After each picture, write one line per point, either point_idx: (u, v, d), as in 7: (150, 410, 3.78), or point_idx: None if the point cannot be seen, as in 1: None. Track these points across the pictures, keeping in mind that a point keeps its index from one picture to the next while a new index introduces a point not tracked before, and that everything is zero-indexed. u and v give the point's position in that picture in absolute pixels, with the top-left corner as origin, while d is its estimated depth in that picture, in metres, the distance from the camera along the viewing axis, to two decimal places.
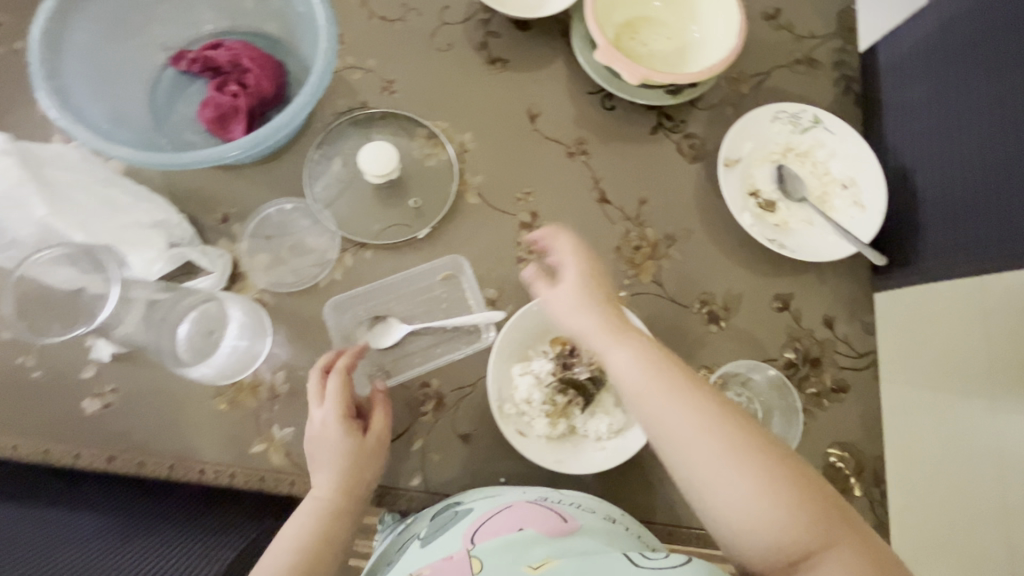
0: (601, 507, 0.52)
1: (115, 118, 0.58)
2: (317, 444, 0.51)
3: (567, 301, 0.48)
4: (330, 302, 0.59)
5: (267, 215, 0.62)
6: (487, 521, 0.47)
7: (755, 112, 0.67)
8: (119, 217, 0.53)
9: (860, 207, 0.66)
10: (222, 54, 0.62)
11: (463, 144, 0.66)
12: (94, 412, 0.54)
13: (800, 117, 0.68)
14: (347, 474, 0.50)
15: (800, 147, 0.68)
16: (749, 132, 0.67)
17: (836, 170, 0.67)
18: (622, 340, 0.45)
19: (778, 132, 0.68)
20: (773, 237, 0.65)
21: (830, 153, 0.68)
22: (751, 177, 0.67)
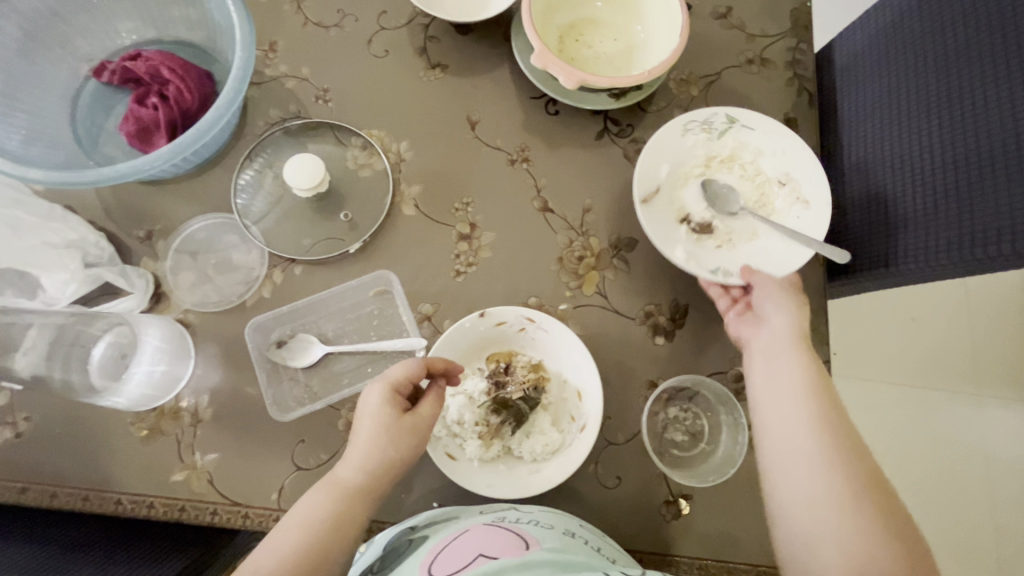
0: (559, 521, 0.49)
1: (27, 133, 0.55)
2: (359, 424, 0.49)
3: (774, 347, 0.54)
4: (251, 321, 0.57)
5: (192, 232, 0.60)
6: (447, 548, 0.46)
7: (662, 134, 0.63)
8: (24, 237, 0.50)
9: (805, 203, 0.62)
10: (140, 66, 0.59)
11: (400, 154, 0.64)
12: (4, 442, 0.52)
13: (713, 121, 0.64)
14: (380, 463, 0.47)
15: (723, 151, 0.65)
16: (663, 151, 0.63)
17: (769, 168, 0.64)
18: (805, 383, 0.52)
19: (694, 145, 0.65)
20: (716, 264, 0.61)
21: (756, 152, 0.64)
22: (678, 198, 0.64)
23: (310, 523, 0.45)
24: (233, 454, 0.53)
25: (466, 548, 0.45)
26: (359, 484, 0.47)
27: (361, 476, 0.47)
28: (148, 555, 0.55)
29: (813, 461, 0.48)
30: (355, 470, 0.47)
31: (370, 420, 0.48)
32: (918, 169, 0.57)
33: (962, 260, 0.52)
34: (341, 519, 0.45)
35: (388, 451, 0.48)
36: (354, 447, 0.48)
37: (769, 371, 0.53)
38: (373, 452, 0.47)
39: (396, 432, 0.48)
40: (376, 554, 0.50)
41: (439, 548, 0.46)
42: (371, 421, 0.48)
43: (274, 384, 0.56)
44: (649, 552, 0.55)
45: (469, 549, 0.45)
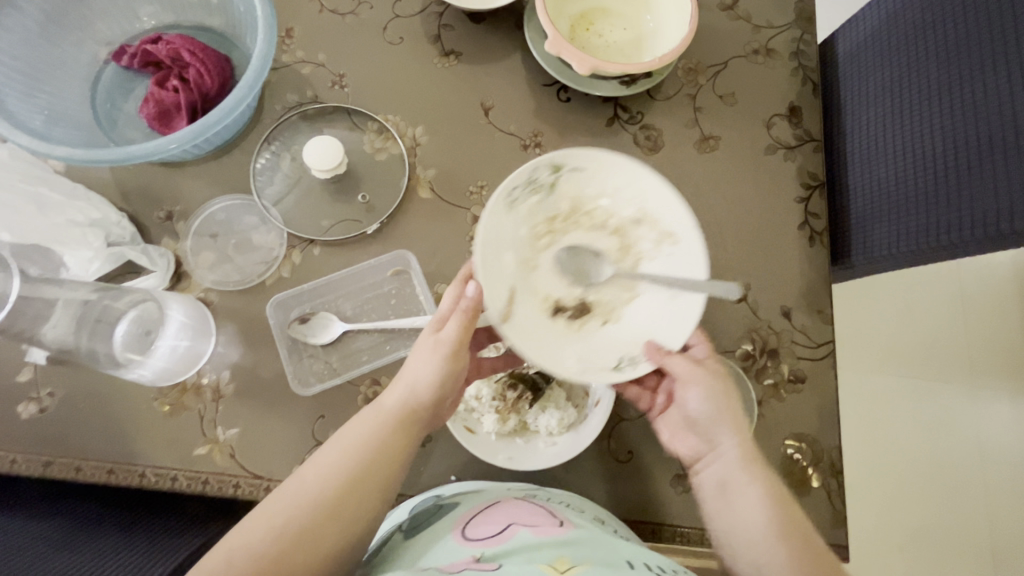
0: (589, 508, 0.53)
1: (49, 114, 0.56)
2: (416, 359, 0.49)
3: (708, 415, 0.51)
4: (273, 300, 0.58)
5: (212, 214, 0.61)
6: (482, 516, 0.50)
7: (487, 218, 0.51)
8: (48, 214, 0.52)
9: (671, 237, 0.52)
10: (161, 49, 0.60)
11: (415, 138, 0.65)
12: (29, 417, 0.52)
13: (537, 176, 0.52)
14: (437, 395, 0.50)
15: (564, 204, 0.56)
16: (495, 245, 0.52)
17: (630, 202, 0.55)
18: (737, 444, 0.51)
19: (527, 213, 0.55)
20: (614, 356, 0.52)
21: (594, 192, 0.55)
22: (552, 269, 0.57)
23: (348, 461, 0.47)
24: (255, 429, 0.54)
25: (501, 516, 0.49)
26: (413, 415, 0.49)
27: (416, 407, 0.49)
28: (170, 529, 0.56)
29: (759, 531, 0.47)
30: (409, 404, 0.49)
31: (432, 358, 0.49)
32: (920, 155, 0.58)
33: (964, 241, 0.53)
34: (390, 450, 0.48)
35: (448, 383, 0.50)
36: (410, 378, 0.49)
37: (713, 431, 0.52)
38: (432, 387, 0.49)
39: (458, 366, 0.50)
40: (405, 514, 0.54)
41: (473, 513, 0.50)
42: (434, 359, 0.49)
43: (295, 360, 0.57)
44: (661, 524, 0.56)
45: (505, 517, 0.49)
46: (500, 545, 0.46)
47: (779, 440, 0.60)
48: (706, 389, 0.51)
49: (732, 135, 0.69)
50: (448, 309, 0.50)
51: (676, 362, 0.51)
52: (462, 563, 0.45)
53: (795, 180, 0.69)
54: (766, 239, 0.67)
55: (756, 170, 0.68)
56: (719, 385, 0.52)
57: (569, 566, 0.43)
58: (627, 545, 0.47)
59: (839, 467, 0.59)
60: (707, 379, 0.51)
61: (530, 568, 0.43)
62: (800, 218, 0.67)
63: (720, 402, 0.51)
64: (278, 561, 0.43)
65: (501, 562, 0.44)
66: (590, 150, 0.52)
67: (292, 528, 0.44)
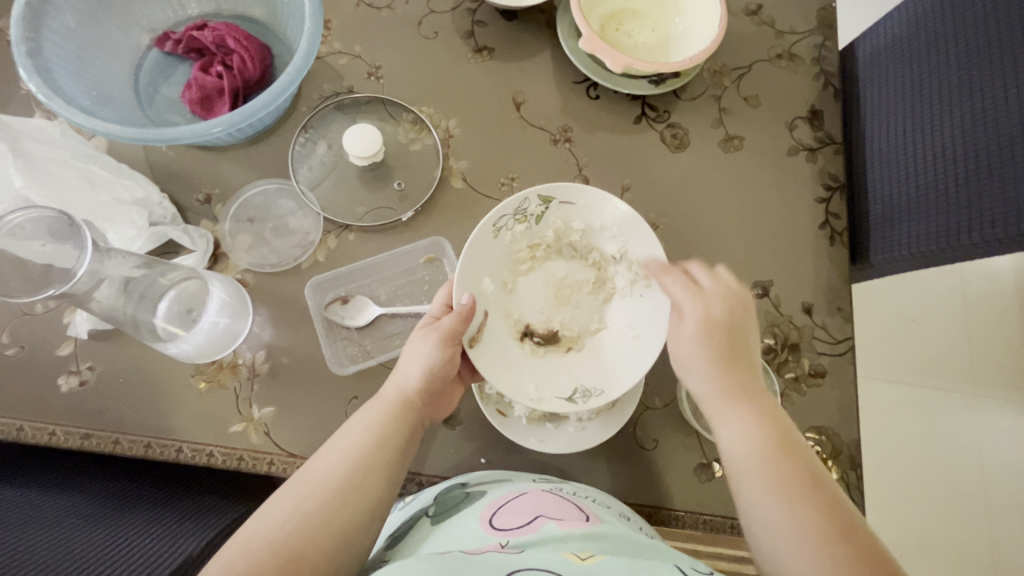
0: (615, 505, 0.52)
1: (96, 96, 0.57)
2: (412, 349, 0.53)
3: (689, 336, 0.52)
4: (310, 282, 0.59)
5: (249, 197, 0.63)
6: (507, 505, 0.48)
7: (472, 241, 0.55)
8: (97, 191, 0.55)
9: (645, 280, 0.58)
10: (206, 36, 0.62)
11: (448, 130, 0.66)
12: (69, 390, 0.54)
13: (527, 208, 0.57)
14: (427, 387, 0.52)
15: (552, 233, 0.61)
16: (477, 266, 0.57)
17: (606, 241, 0.60)
18: (716, 365, 0.51)
19: (511, 241, 0.59)
20: (571, 384, 0.57)
21: (578, 225, 0.60)
22: (529, 294, 0.61)
23: (359, 445, 0.48)
24: (289, 408, 0.55)
25: (528, 509, 0.47)
26: (411, 405, 0.51)
27: (412, 397, 0.52)
28: (201, 506, 0.57)
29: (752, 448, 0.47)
30: (405, 392, 0.51)
31: (428, 347, 0.52)
32: (935, 159, 0.58)
33: (976, 242, 0.53)
34: (394, 437, 0.49)
35: (439, 374, 0.53)
36: (405, 368, 0.53)
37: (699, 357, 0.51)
38: (424, 376, 0.52)
39: (454, 358, 0.54)
40: (430, 501, 0.53)
41: (500, 504, 0.48)
42: (428, 350, 0.52)
43: (330, 342, 0.58)
44: (685, 512, 0.57)
45: (531, 508, 0.47)
46: (525, 534, 0.43)
47: (799, 433, 0.61)
48: (700, 318, 0.52)
49: (756, 136, 0.71)
50: (439, 308, 0.56)
51: (671, 288, 0.54)
52: (484, 548, 0.42)
53: (816, 181, 0.70)
54: (789, 238, 0.68)
55: (777, 171, 0.70)
56: (714, 311, 0.53)
57: (592, 555, 0.40)
58: (658, 549, 0.44)
59: (859, 461, 0.60)
60: (700, 309, 0.53)
61: (556, 557, 0.40)
62: (820, 218, 0.69)
63: (710, 328, 0.52)
64: (294, 539, 0.41)
65: (523, 550, 0.41)
66: (579, 187, 0.56)
67: (309, 508, 0.43)
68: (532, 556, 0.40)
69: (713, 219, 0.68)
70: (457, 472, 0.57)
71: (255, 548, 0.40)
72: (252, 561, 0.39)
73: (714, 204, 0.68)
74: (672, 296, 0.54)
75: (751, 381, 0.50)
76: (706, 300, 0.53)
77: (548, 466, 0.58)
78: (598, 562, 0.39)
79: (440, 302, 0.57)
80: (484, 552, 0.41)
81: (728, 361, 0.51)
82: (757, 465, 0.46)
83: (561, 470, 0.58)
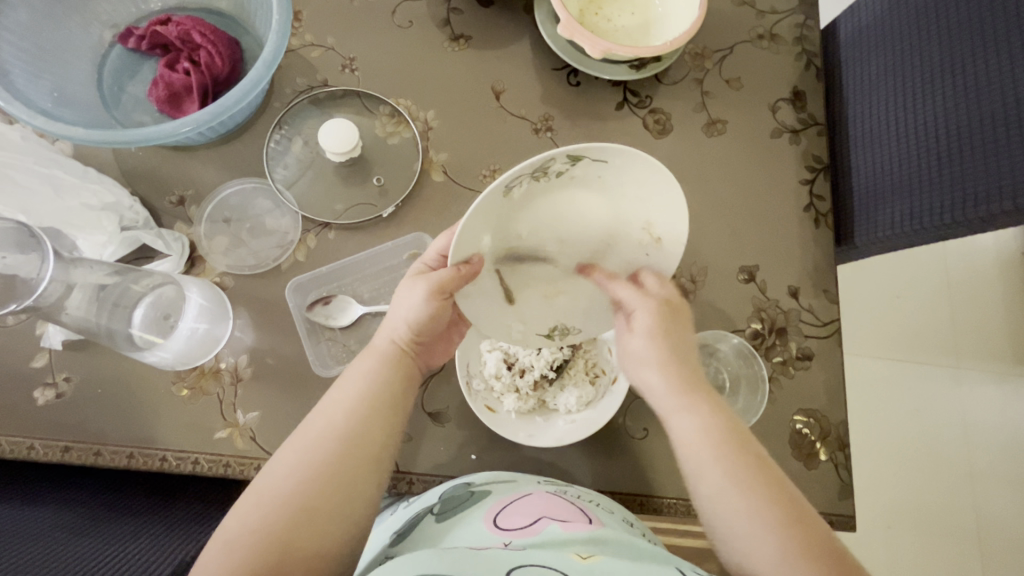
0: (617, 510, 0.52)
1: (58, 97, 0.55)
2: (403, 297, 0.51)
3: (643, 353, 0.51)
4: (291, 283, 0.58)
5: (225, 198, 0.61)
6: (511, 506, 0.48)
7: (478, 206, 0.44)
8: (63, 198, 0.54)
9: (656, 241, 0.51)
10: (171, 30, 0.60)
11: (427, 122, 0.65)
12: (46, 402, 0.53)
13: (549, 166, 0.44)
14: (420, 336, 0.51)
15: (573, 186, 0.48)
16: (478, 226, 0.46)
17: (630, 195, 0.48)
18: (690, 406, 0.48)
19: (520, 199, 0.47)
20: (552, 318, 0.55)
21: (605, 186, 0.48)
22: (530, 243, 0.51)
23: (356, 397, 0.47)
24: (275, 412, 0.54)
25: (532, 510, 0.46)
26: (404, 355, 0.51)
27: (403, 346, 0.51)
28: (187, 516, 0.56)
29: (705, 459, 0.46)
30: (397, 342, 0.51)
31: (417, 299, 0.49)
32: (918, 137, 0.58)
33: (957, 221, 0.54)
34: (392, 386, 0.49)
35: (429, 327, 0.51)
36: (395, 316, 0.51)
37: (642, 366, 0.51)
38: (413, 327, 0.51)
39: (443, 308, 0.50)
40: (435, 500, 0.52)
41: (505, 505, 0.48)
42: (418, 303, 0.49)
43: (314, 344, 0.57)
44: (677, 498, 0.57)
45: (535, 508, 0.47)
46: (530, 536, 0.43)
47: (787, 415, 0.61)
48: (651, 313, 0.50)
49: (740, 118, 0.70)
50: (433, 257, 0.53)
51: (620, 288, 0.52)
52: (488, 547, 0.42)
53: (798, 164, 0.69)
54: (774, 220, 0.67)
55: (762, 154, 0.69)
56: (661, 307, 0.52)
57: (592, 555, 0.40)
58: (660, 553, 0.43)
59: (846, 442, 0.60)
60: (652, 305, 0.51)
61: (563, 557, 0.40)
62: (804, 201, 0.68)
63: (660, 322, 0.51)
64: (296, 498, 0.41)
65: (529, 549, 0.41)
66: (618, 149, 0.42)
67: (317, 458, 0.43)
68: (539, 555, 0.40)
69: (697, 205, 0.67)
70: (448, 470, 0.57)
71: (266, 501, 0.40)
72: (254, 520, 0.39)
73: (699, 189, 0.68)
74: (620, 298, 0.53)
75: (697, 372, 0.50)
76: (656, 302, 0.51)
77: (538, 458, 0.58)
78: (599, 562, 0.39)
79: (435, 250, 0.53)
80: (488, 550, 0.41)
81: (695, 396, 0.48)
82: (715, 459, 0.45)
83: (551, 462, 0.58)
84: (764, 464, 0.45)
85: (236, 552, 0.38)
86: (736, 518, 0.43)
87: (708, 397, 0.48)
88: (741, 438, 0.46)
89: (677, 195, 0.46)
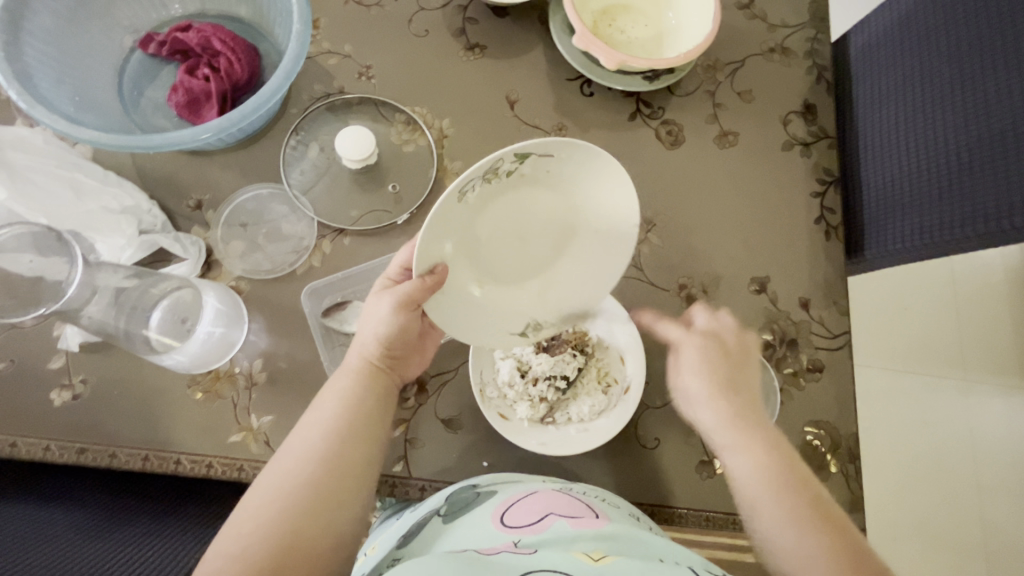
0: (625, 505, 0.53)
1: (79, 101, 0.56)
2: (370, 311, 0.51)
3: (698, 393, 0.52)
4: (306, 288, 0.58)
5: (241, 202, 0.62)
6: (517, 504, 0.48)
7: (434, 213, 0.45)
8: (84, 201, 0.54)
9: (608, 237, 0.54)
10: (191, 37, 0.60)
11: (442, 130, 0.65)
12: (62, 404, 0.53)
13: (499, 166, 0.46)
14: (390, 347, 0.51)
15: (523, 186, 0.51)
16: (438, 232, 0.47)
17: (578, 188, 0.51)
18: (746, 443, 0.47)
19: (476, 202, 0.49)
20: (523, 320, 0.56)
21: (552, 183, 0.51)
22: (491, 246, 0.53)
23: (345, 410, 0.47)
24: (288, 416, 0.55)
25: (539, 508, 0.46)
26: (376, 369, 0.51)
27: (376, 361, 0.51)
28: (201, 519, 0.56)
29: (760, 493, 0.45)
30: (368, 357, 0.50)
31: (383, 311, 0.49)
32: (925, 153, 0.58)
33: (961, 239, 0.54)
34: (367, 400, 0.48)
35: (400, 337, 0.51)
36: (363, 333, 0.51)
37: (694, 401, 0.52)
38: (383, 341, 0.50)
39: (411, 320, 0.51)
40: (441, 502, 0.52)
41: (511, 503, 0.48)
42: (385, 316, 0.49)
43: (328, 349, 0.57)
44: (687, 508, 0.57)
45: (542, 506, 0.47)
46: (537, 534, 0.43)
47: (798, 426, 0.61)
48: (698, 349, 0.53)
49: (751, 131, 0.70)
50: (396, 272, 0.53)
51: (670, 329, 0.57)
52: (497, 548, 0.42)
53: (810, 177, 0.70)
54: (785, 232, 0.68)
55: (772, 167, 0.69)
56: (710, 345, 0.54)
57: (604, 555, 0.40)
58: (674, 548, 0.43)
59: (857, 454, 0.60)
60: (699, 342, 0.54)
61: (571, 558, 0.40)
62: (815, 212, 0.69)
63: (710, 357, 0.53)
64: (304, 498, 0.41)
65: (537, 549, 0.41)
66: (562, 142, 0.45)
67: (322, 460, 0.43)
68: (547, 556, 0.40)
69: (709, 215, 0.68)
70: (459, 476, 0.57)
71: (274, 500, 0.41)
72: (268, 518, 0.40)
73: (711, 199, 0.68)
74: (671, 335, 0.57)
75: (755, 412, 0.50)
76: (704, 337, 0.54)
77: (549, 467, 0.58)
78: (611, 563, 0.39)
79: (396, 264, 0.53)
80: (497, 551, 0.41)
81: (750, 429, 0.48)
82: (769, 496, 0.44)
83: (561, 471, 0.58)
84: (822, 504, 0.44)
85: (249, 560, 0.37)
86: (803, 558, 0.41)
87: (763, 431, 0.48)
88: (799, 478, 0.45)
89: (622, 186, 0.50)
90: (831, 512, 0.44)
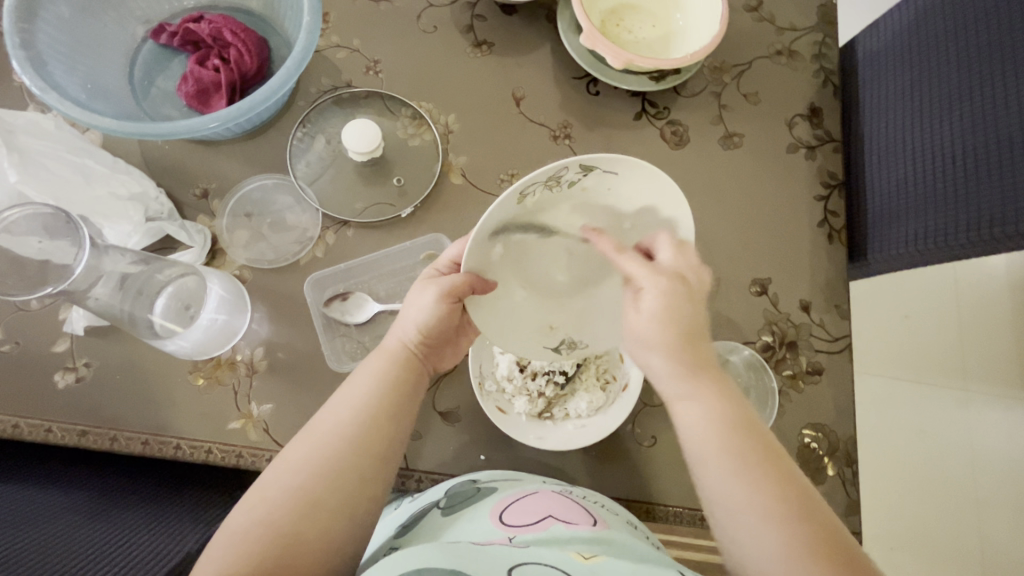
0: (622, 512, 0.53)
1: (90, 88, 0.57)
2: (414, 299, 0.51)
3: (644, 331, 0.46)
4: (310, 279, 0.59)
5: (247, 192, 0.63)
6: (518, 502, 0.48)
7: (492, 212, 0.44)
8: (93, 186, 0.55)
9: None
10: (203, 28, 0.61)
11: (447, 125, 0.66)
12: (66, 386, 0.54)
13: (562, 175, 0.45)
14: (430, 339, 0.52)
15: (583, 198, 0.49)
16: (489, 234, 0.47)
17: (640, 211, 0.50)
18: (697, 393, 0.44)
19: (533, 205, 0.48)
20: (560, 333, 0.55)
21: (615, 200, 0.49)
22: (538, 249, 0.52)
23: (365, 397, 0.47)
24: (288, 405, 0.55)
25: (537, 509, 0.47)
26: (413, 356, 0.51)
27: (414, 348, 0.51)
28: (199, 505, 0.57)
29: (707, 448, 0.43)
30: (407, 343, 0.51)
31: (427, 302, 0.49)
32: (931, 157, 0.58)
33: (968, 242, 0.54)
34: (400, 386, 0.49)
35: (438, 330, 0.51)
36: (405, 317, 0.51)
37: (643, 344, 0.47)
38: (423, 330, 0.51)
39: (453, 312, 0.51)
40: (441, 495, 0.52)
41: (511, 501, 0.48)
42: (429, 304, 0.50)
43: (328, 339, 0.58)
44: (681, 507, 0.57)
45: (541, 507, 0.47)
46: (534, 533, 0.43)
47: (795, 429, 0.61)
48: (662, 293, 0.46)
49: (757, 133, 0.70)
50: (444, 264, 0.54)
51: (631, 264, 0.48)
52: (491, 542, 0.42)
53: (814, 181, 0.70)
54: (788, 235, 0.68)
55: (777, 169, 0.69)
56: (675, 287, 0.46)
57: (595, 555, 0.40)
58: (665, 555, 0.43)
59: (854, 458, 0.60)
60: (664, 285, 0.46)
61: (562, 556, 0.40)
62: (819, 216, 0.69)
63: (672, 300, 0.46)
64: (307, 489, 0.41)
65: (530, 546, 0.41)
66: (630, 162, 0.44)
67: (325, 454, 0.43)
68: (539, 552, 0.40)
69: (711, 216, 0.68)
70: (456, 469, 0.57)
71: (275, 496, 0.41)
72: (271, 510, 0.40)
73: (714, 200, 0.68)
74: (629, 273, 0.48)
75: (707, 354, 0.46)
76: (668, 278, 0.46)
77: (546, 463, 0.58)
78: (600, 562, 0.39)
79: (447, 257, 0.54)
80: (491, 544, 0.41)
81: (701, 379, 0.44)
82: (717, 447, 0.42)
83: (558, 467, 0.58)
84: (775, 457, 0.42)
85: (242, 545, 0.38)
86: (748, 517, 0.40)
87: (713, 379, 0.45)
88: (762, 445, 0.43)
89: (685, 217, 0.48)
90: (777, 462, 0.42)
